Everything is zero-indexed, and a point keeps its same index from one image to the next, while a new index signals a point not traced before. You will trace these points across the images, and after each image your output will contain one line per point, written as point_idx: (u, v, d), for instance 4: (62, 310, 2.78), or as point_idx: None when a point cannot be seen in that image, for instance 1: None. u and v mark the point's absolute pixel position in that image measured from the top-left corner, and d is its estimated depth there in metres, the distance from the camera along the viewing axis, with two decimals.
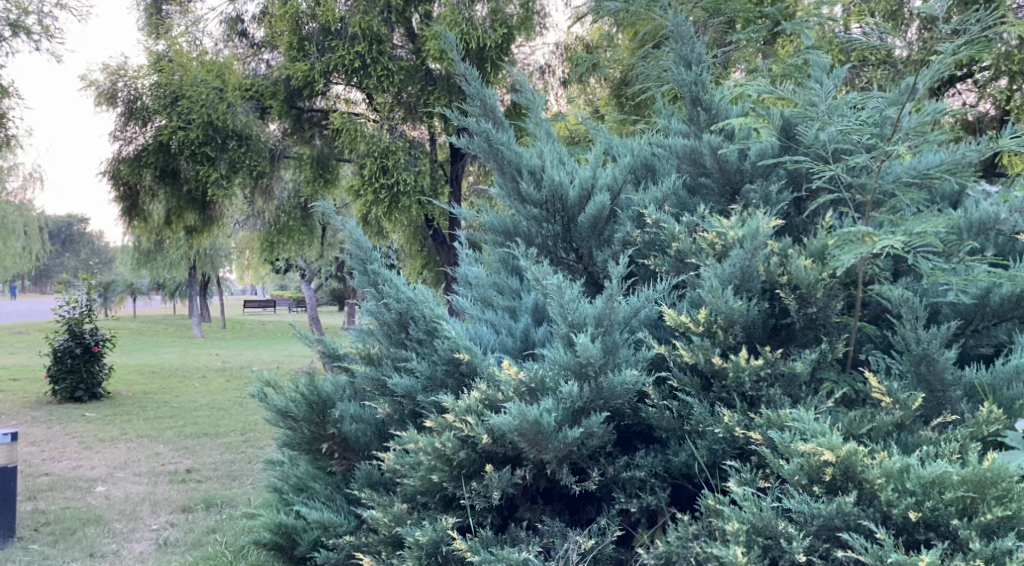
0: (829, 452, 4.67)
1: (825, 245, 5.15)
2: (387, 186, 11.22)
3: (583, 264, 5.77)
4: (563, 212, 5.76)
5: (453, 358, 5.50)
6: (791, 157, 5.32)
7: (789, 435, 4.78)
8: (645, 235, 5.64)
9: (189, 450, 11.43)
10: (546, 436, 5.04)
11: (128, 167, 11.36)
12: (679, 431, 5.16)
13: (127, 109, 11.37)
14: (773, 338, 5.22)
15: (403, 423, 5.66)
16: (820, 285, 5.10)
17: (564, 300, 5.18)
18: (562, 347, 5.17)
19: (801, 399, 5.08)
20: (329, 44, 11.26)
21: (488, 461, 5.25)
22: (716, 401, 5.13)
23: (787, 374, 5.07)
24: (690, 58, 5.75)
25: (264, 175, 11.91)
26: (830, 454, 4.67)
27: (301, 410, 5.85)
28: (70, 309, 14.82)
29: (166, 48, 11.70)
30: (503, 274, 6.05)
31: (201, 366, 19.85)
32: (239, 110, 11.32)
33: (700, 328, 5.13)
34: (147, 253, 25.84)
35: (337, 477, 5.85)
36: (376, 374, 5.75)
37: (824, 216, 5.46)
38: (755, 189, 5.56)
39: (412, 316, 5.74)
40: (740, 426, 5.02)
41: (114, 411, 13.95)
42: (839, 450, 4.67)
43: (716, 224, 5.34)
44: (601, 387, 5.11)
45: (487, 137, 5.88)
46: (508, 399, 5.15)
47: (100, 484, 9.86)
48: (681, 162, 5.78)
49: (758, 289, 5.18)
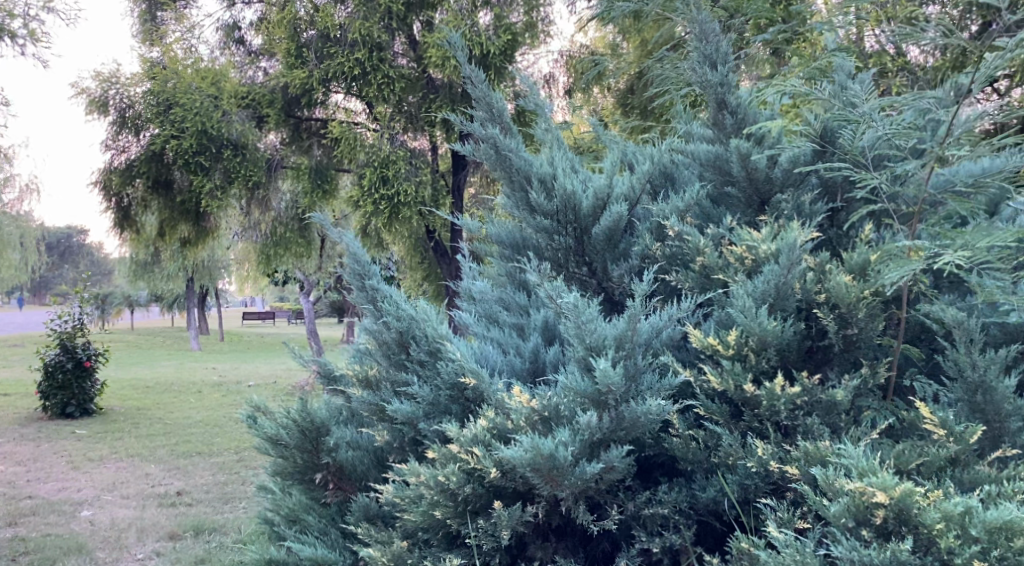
0: (881, 493, 4.18)
1: (867, 260, 4.72)
2: (387, 196, 10.75)
3: (598, 279, 5.31)
4: (575, 222, 5.31)
5: (458, 383, 5.06)
6: (828, 164, 4.84)
7: (834, 472, 4.30)
8: (666, 249, 5.22)
9: (181, 471, 10.97)
10: (563, 471, 4.58)
11: (119, 178, 10.92)
12: (706, 464, 4.73)
13: (121, 117, 10.90)
14: (808, 361, 4.76)
15: (404, 453, 5.20)
16: (861, 304, 4.66)
17: (582, 320, 4.69)
18: (578, 372, 4.70)
19: (842, 431, 4.63)
20: (328, 50, 10.83)
21: (497, 496, 4.80)
22: (747, 430, 4.70)
23: (826, 402, 4.64)
24: (715, 58, 5.25)
25: (261, 185, 11.43)
26: (883, 495, 4.18)
27: (293, 437, 5.38)
28: (61, 322, 14.33)
29: (161, 55, 11.28)
30: (510, 289, 5.60)
31: (197, 381, 19.40)
32: (235, 119, 10.89)
33: (730, 351, 4.69)
34: (142, 264, 25.40)
35: (332, 509, 5.39)
36: (375, 399, 5.28)
37: (862, 229, 5.01)
38: (787, 199, 5.10)
39: (413, 335, 5.29)
40: (775, 460, 4.60)
41: (105, 428, 13.48)
42: (893, 491, 4.18)
43: (746, 237, 4.90)
44: (622, 417, 4.64)
45: (496, 143, 5.45)
46: (520, 429, 4.70)
47: (86, 508, 9.39)
48: (705, 169, 5.32)
49: (794, 309, 4.73)
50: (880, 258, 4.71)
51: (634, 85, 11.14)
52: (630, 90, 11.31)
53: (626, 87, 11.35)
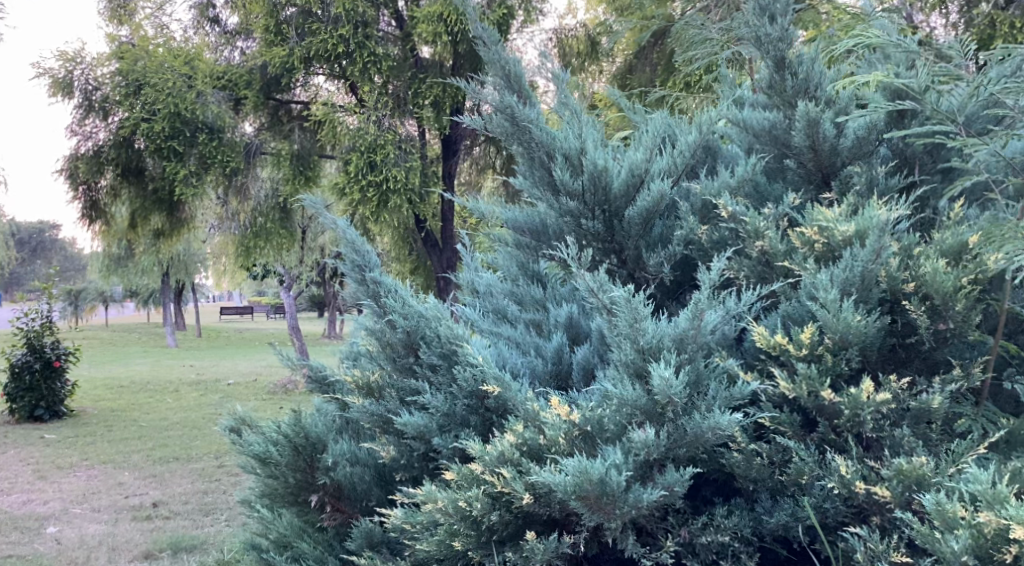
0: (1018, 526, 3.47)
1: (964, 242, 4.05)
2: (375, 183, 9.93)
3: (630, 268, 4.58)
4: (605, 204, 4.55)
5: (479, 391, 4.33)
6: (924, 126, 4.13)
7: (953, 499, 3.58)
8: (715, 233, 4.51)
9: (157, 479, 10.18)
10: (614, 499, 3.83)
11: (86, 166, 10.09)
12: (772, 483, 4.02)
13: (86, 100, 10.08)
14: (889, 360, 4.07)
15: (412, 470, 4.47)
16: (960, 295, 3.97)
17: (635, 317, 3.96)
18: (626, 379, 3.97)
19: (935, 444, 3.96)
20: (309, 26, 9.98)
21: (526, 523, 4.06)
22: (822, 444, 4.01)
23: (917, 410, 3.96)
24: (773, 8, 4.47)
25: (238, 173, 10.60)
26: (1020, 530, 3.47)
27: (284, 454, 4.63)
28: (27, 320, 13.42)
29: (131, 34, 10.49)
30: (523, 279, 4.86)
31: (173, 379, 18.52)
32: (210, 100, 10.05)
33: (803, 352, 3.99)
34: (115, 261, 24.45)
35: (329, 533, 4.61)
36: (378, 411, 4.52)
37: (946, 209, 4.33)
38: (859, 171, 4.41)
39: (422, 337, 4.53)
40: (860, 479, 3.90)
41: (77, 432, 12.65)
42: None
43: (818, 217, 4.18)
44: (682, 432, 3.92)
45: (511, 113, 4.64)
46: (558, 447, 3.97)
47: (52, 524, 8.56)
48: (759, 141, 4.61)
49: (878, 301, 4.03)
50: (983, 239, 4.03)
51: (634, 63, 10.45)
52: (628, 69, 10.62)
53: (624, 66, 10.65)
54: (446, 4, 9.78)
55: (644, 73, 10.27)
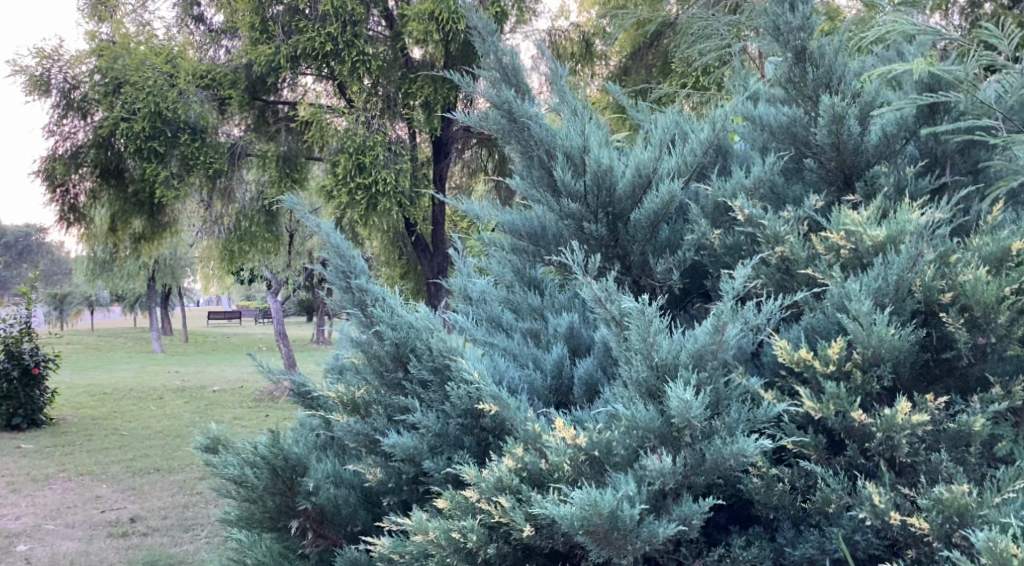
0: None
1: (1005, 250, 3.71)
2: (364, 186, 9.57)
3: (636, 274, 4.22)
4: (610, 206, 4.19)
5: (474, 410, 3.98)
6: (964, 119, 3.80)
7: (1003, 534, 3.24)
8: (729, 237, 4.15)
9: (137, 492, 9.79)
10: (625, 532, 3.48)
11: (63, 167, 9.68)
12: (794, 511, 3.66)
13: (65, 99, 9.69)
14: (922, 377, 3.73)
15: (401, 494, 4.10)
16: (1002, 308, 3.63)
17: (649, 331, 3.61)
18: (637, 399, 3.63)
19: (974, 470, 3.61)
20: (297, 24, 9.59)
21: (526, 556, 3.70)
22: (849, 469, 3.66)
23: (954, 432, 3.61)
24: None
25: (221, 175, 10.22)
26: None
27: (262, 476, 4.22)
28: (7, 325, 13.15)
29: (111, 31, 10.08)
30: (520, 286, 4.50)
31: (157, 386, 18.10)
32: (193, 99, 9.66)
33: (829, 368, 3.64)
34: (99, 266, 23.99)
35: (312, 561, 4.23)
36: (363, 429, 4.14)
37: (981, 213, 4.00)
38: (886, 171, 4.06)
39: (413, 349, 4.16)
40: (894, 509, 3.55)
41: (55, 442, 12.23)
42: None
43: (845, 221, 3.82)
44: (700, 457, 3.57)
45: (509, 108, 4.27)
46: (561, 473, 3.61)
47: (23, 541, 8.15)
48: (776, 139, 4.26)
49: (912, 313, 3.69)
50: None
51: (629, 65, 10.10)
52: (623, 71, 10.27)
53: (620, 67, 10.29)
54: (438, 2, 9.41)
55: (639, 75, 9.91)
